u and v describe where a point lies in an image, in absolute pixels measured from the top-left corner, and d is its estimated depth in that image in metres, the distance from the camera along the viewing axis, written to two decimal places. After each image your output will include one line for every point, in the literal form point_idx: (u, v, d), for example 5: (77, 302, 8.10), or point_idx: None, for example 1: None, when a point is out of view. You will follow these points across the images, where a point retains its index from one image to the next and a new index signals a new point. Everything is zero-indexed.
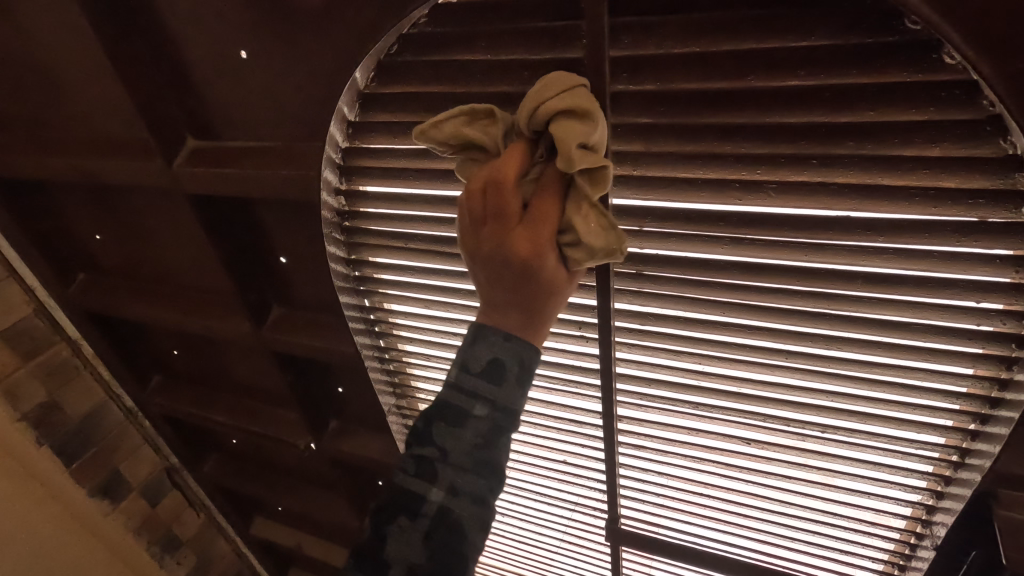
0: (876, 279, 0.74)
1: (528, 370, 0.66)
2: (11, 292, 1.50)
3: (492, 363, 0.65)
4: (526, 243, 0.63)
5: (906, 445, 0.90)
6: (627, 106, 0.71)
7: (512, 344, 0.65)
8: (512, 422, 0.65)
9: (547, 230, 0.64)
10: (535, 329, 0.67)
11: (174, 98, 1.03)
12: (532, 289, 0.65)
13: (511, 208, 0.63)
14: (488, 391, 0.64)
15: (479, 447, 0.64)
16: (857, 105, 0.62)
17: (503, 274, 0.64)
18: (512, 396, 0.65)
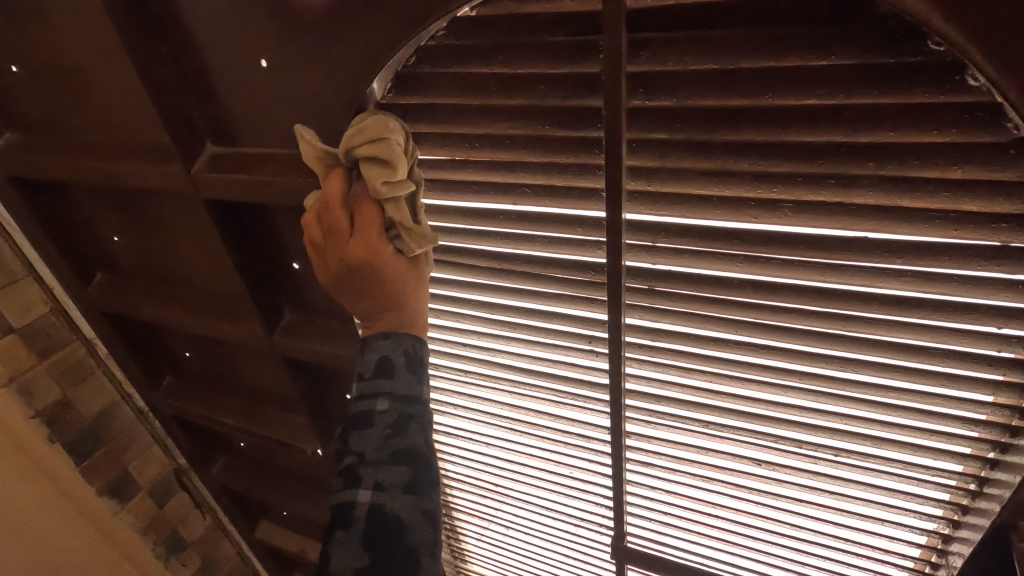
0: (893, 302, 0.73)
1: (415, 358, 0.84)
2: (31, 291, 1.52)
3: (382, 359, 0.82)
4: (362, 249, 0.77)
5: (923, 472, 0.88)
6: (643, 121, 0.71)
7: (393, 340, 0.83)
8: (417, 408, 0.81)
9: (373, 235, 0.77)
10: (415, 325, 0.85)
11: (195, 104, 1.05)
12: (387, 286, 0.80)
13: (341, 227, 0.77)
14: (383, 383, 0.80)
15: (390, 435, 0.78)
16: (877, 126, 0.61)
17: (358, 280, 0.79)
18: (405, 381, 0.81)
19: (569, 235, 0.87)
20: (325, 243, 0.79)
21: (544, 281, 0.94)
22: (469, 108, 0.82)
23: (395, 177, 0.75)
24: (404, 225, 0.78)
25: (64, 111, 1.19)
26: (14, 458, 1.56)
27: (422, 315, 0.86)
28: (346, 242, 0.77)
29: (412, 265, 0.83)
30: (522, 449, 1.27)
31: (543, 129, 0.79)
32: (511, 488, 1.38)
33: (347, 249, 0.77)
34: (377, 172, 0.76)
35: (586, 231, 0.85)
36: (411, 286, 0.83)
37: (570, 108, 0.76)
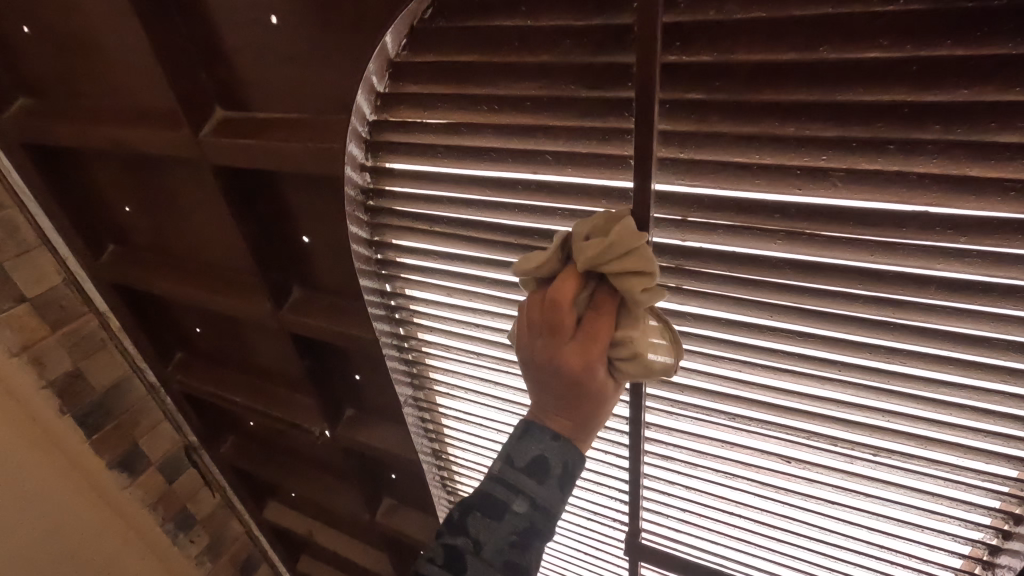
0: (951, 285, 0.66)
1: (571, 472, 0.73)
2: (44, 262, 1.49)
3: (539, 460, 0.72)
4: (579, 357, 0.69)
5: (973, 477, 0.81)
6: (679, 80, 0.65)
7: (562, 444, 0.72)
8: (546, 524, 0.73)
9: (597, 346, 0.69)
10: (584, 437, 0.74)
11: (205, 65, 1.01)
12: (563, 398, 0.71)
13: (564, 328, 0.69)
14: (530, 487, 0.72)
15: (507, 543, 0.72)
16: (947, 83, 0.55)
17: (552, 385, 0.70)
18: (551, 491, 0.72)
19: (592, 208, 0.81)
20: (538, 332, 0.71)
21: None
22: (488, 66, 0.76)
23: (529, 266, 0.72)
24: (631, 326, 0.71)
25: (74, 73, 1.15)
26: (28, 426, 1.54)
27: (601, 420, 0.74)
28: (565, 344, 0.70)
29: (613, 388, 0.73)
30: None
31: (567, 89, 0.73)
32: None
33: (562, 355, 0.69)
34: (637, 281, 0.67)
35: (612, 204, 0.79)
36: (598, 405, 0.72)
37: (598, 66, 0.70)
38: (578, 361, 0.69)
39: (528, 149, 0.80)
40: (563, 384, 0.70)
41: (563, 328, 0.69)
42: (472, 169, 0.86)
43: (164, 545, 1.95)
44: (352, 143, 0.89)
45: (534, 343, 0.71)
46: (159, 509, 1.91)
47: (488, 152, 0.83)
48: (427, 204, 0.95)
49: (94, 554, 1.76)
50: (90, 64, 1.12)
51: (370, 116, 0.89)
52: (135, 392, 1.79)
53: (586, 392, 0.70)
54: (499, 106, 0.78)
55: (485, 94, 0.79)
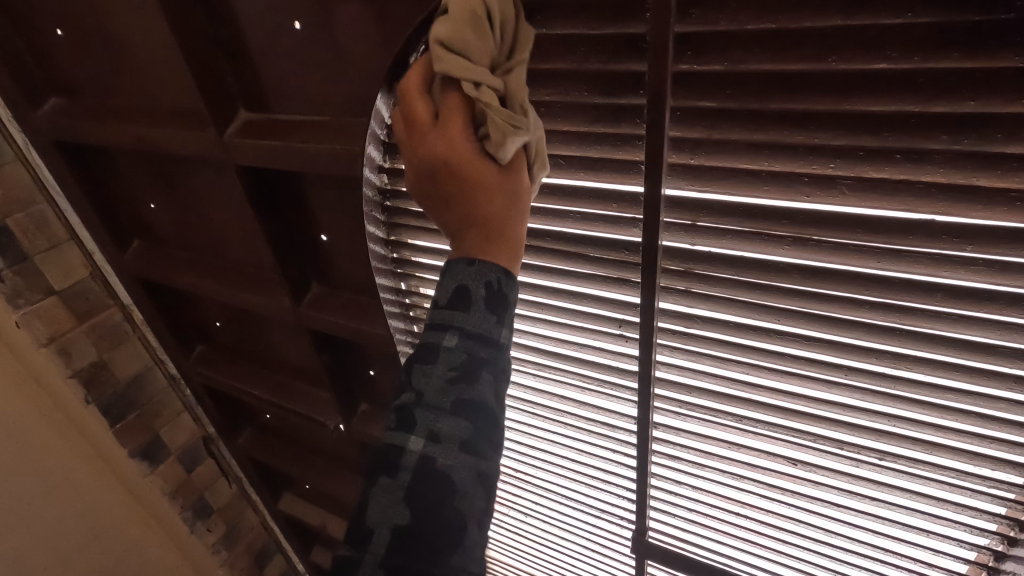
0: (959, 293, 0.67)
1: (498, 290, 0.64)
2: (72, 256, 1.54)
3: (461, 289, 0.63)
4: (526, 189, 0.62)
5: (977, 483, 0.82)
6: (690, 89, 0.66)
7: (478, 268, 0.64)
8: (491, 352, 0.62)
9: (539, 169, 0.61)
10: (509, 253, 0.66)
11: (230, 68, 1.04)
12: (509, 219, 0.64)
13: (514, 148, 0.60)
14: (460, 318, 0.62)
15: (452, 379, 0.60)
16: (954, 94, 0.56)
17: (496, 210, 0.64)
18: (481, 318, 0.62)
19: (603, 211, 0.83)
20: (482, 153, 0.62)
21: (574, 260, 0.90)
22: None
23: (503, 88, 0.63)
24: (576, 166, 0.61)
25: (104, 74, 1.19)
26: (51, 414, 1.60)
27: (521, 244, 0.68)
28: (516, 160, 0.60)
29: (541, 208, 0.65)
30: (543, 434, 1.23)
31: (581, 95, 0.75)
32: (531, 475, 1.35)
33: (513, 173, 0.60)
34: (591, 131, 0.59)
35: (623, 208, 0.81)
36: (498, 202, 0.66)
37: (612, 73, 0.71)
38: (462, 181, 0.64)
39: None
40: (439, 181, 0.65)
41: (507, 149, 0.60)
42: None
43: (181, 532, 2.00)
44: (371, 148, 0.92)
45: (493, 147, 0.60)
46: (177, 498, 1.95)
47: None
48: None
49: (110, 540, 1.82)
50: (120, 65, 1.16)
51: (388, 120, 0.92)
52: (156, 383, 1.84)
53: (472, 202, 0.65)
54: None
55: None
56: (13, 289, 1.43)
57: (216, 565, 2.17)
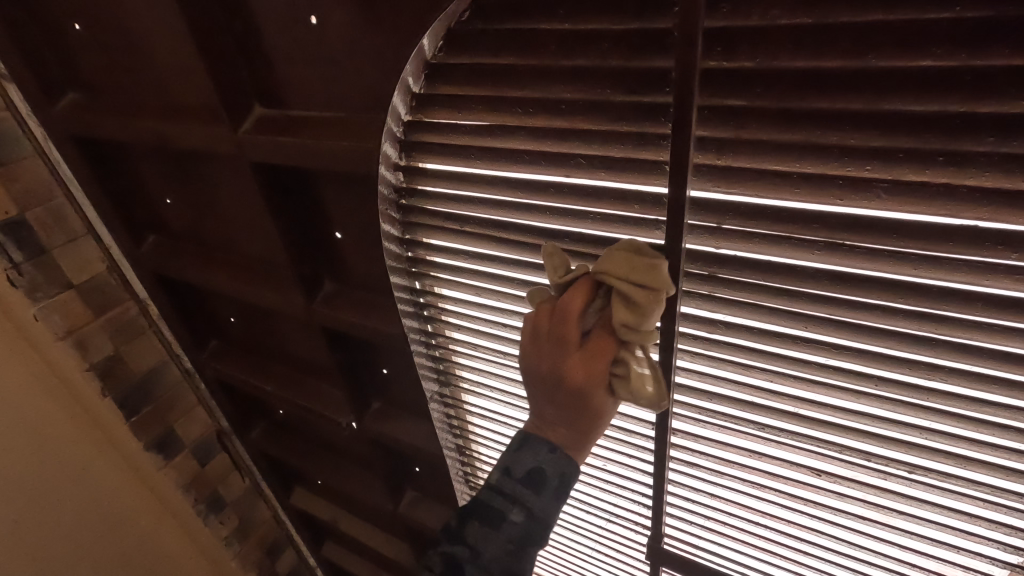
0: (1000, 303, 0.64)
1: (566, 482, 0.80)
2: (89, 250, 1.55)
3: (536, 470, 0.80)
4: (581, 368, 0.74)
5: (1014, 500, 0.79)
6: (718, 87, 0.63)
7: (557, 457, 0.79)
8: (544, 535, 0.81)
9: (593, 362, 0.74)
10: (578, 449, 0.79)
11: (246, 64, 1.03)
12: (577, 411, 0.77)
13: (572, 340, 0.74)
14: (531, 499, 0.80)
15: (510, 546, 0.80)
16: (1002, 93, 0.53)
17: (557, 395, 0.76)
18: (549, 502, 0.80)
19: (624, 212, 0.81)
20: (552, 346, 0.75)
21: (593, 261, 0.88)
22: (525, 69, 0.76)
23: (628, 310, 0.71)
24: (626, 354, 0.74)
25: (122, 70, 1.19)
26: (69, 406, 1.62)
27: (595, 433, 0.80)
28: (569, 356, 0.74)
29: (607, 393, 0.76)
30: None
31: (603, 93, 0.73)
32: None
33: (567, 363, 0.74)
34: (626, 314, 0.71)
35: (645, 209, 0.78)
36: (596, 401, 0.76)
37: (636, 70, 0.69)
38: (577, 377, 0.74)
39: (560, 152, 0.80)
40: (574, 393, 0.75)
41: (571, 337, 0.74)
42: (506, 171, 0.87)
43: (194, 525, 2.02)
44: (387, 143, 0.90)
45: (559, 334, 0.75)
46: (191, 491, 1.98)
47: (522, 154, 0.83)
48: (459, 204, 0.95)
49: (128, 531, 1.84)
50: (137, 60, 1.15)
51: (405, 117, 0.90)
52: (171, 377, 1.85)
53: (584, 402, 0.76)
54: (533, 108, 0.78)
55: (519, 97, 0.79)
56: (31, 283, 1.44)
57: (229, 558, 2.18)
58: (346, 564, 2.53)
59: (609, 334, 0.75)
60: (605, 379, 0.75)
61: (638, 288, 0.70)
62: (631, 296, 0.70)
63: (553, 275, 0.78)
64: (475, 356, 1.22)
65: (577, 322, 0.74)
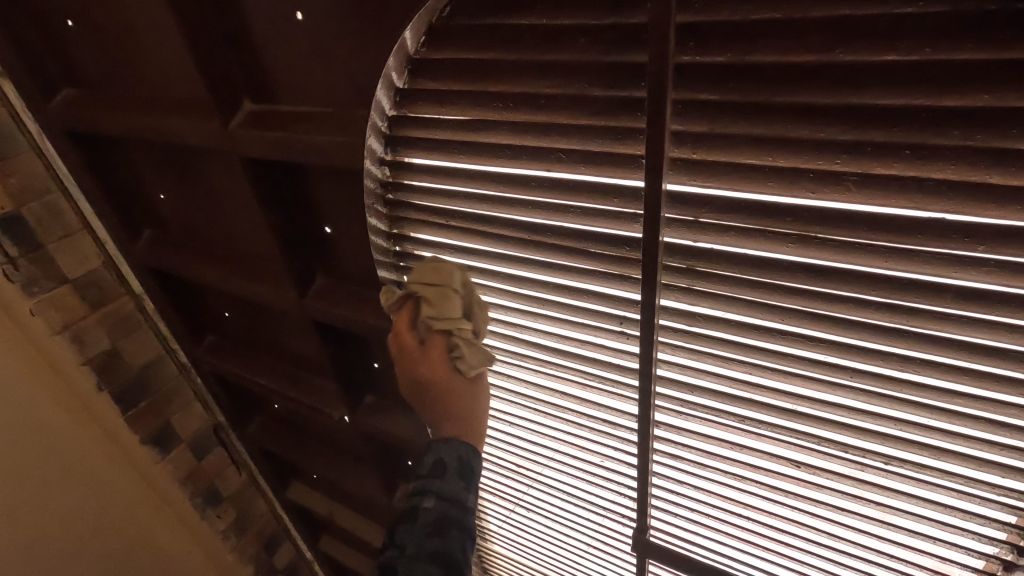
0: (969, 295, 0.65)
1: (466, 463, 0.93)
2: (85, 245, 1.56)
3: (500, 494, 0.90)
4: (428, 368, 0.93)
5: (987, 490, 0.80)
6: (691, 81, 0.64)
7: (505, 483, 0.91)
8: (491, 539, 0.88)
9: (439, 360, 0.93)
10: (472, 434, 0.96)
11: (235, 59, 1.04)
12: (441, 405, 0.96)
13: (415, 350, 0.94)
14: (434, 483, 0.90)
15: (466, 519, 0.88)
16: (967, 86, 0.54)
17: (428, 395, 0.95)
18: (452, 485, 0.90)
19: (604, 206, 0.82)
20: (403, 360, 0.94)
21: (575, 255, 0.89)
22: (505, 64, 0.77)
23: None
24: (462, 343, 0.93)
25: (114, 66, 1.20)
26: (66, 400, 1.64)
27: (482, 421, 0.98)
28: (419, 361, 0.93)
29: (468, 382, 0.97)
30: (546, 432, 1.22)
31: (581, 88, 0.74)
32: (535, 471, 1.34)
33: (422, 367, 0.93)
34: None
35: (624, 203, 0.79)
36: (450, 391, 0.95)
37: (613, 65, 0.70)
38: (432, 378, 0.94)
39: (541, 147, 0.81)
40: (423, 389, 0.95)
41: (409, 348, 0.94)
42: (489, 166, 0.88)
43: (192, 518, 2.04)
44: (372, 137, 0.91)
45: (402, 351, 0.94)
46: (188, 484, 1.99)
47: (504, 149, 0.84)
48: (444, 198, 0.96)
49: (124, 524, 1.85)
50: (129, 56, 1.16)
51: (390, 111, 0.91)
52: (168, 372, 1.86)
53: (446, 399, 0.95)
54: (514, 103, 0.80)
55: (500, 92, 0.80)
56: (29, 277, 1.45)
57: (226, 551, 2.20)
58: (343, 558, 2.55)
59: (445, 338, 0.93)
60: (449, 370, 0.95)
61: None
62: None
63: (454, 306, 0.90)
64: None
65: (411, 333, 0.93)
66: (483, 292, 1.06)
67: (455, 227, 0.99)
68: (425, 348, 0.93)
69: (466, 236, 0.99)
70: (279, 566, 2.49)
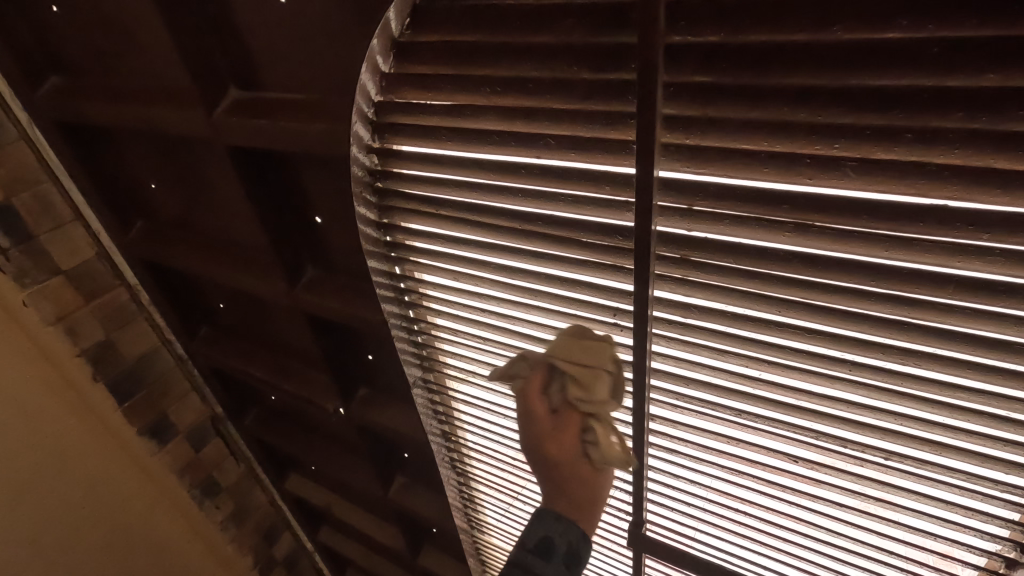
0: (971, 285, 0.62)
1: (574, 553, 0.83)
2: (77, 236, 1.54)
3: (543, 541, 0.83)
4: (556, 446, 0.83)
5: (990, 487, 0.78)
6: (683, 62, 0.61)
7: (564, 525, 0.84)
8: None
9: (569, 437, 0.84)
10: (584, 518, 0.84)
11: (219, 45, 1.01)
12: (561, 483, 0.84)
13: (566, 434, 0.83)
14: (536, 566, 0.82)
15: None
16: (973, 66, 0.51)
17: (544, 470, 0.84)
18: (499, 530, 0.87)
19: (595, 194, 0.79)
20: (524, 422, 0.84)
21: (566, 245, 0.87)
22: (493, 47, 0.74)
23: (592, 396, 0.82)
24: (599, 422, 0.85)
25: (97, 52, 1.17)
26: (64, 393, 1.63)
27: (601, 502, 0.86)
28: (542, 437, 0.83)
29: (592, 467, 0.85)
30: None
31: (571, 71, 0.71)
32: None
33: (544, 443, 0.83)
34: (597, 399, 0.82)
35: (616, 190, 0.77)
36: (581, 481, 0.84)
37: (603, 47, 0.67)
38: (555, 450, 0.83)
39: (530, 133, 0.78)
40: (549, 472, 0.84)
41: (544, 424, 0.83)
42: (477, 153, 0.85)
43: (189, 509, 2.05)
44: (358, 123, 0.88)
45: (533, 430, 0.83)
46: (186, 475, 2.00)
47: (493, 136, 0.81)
48: (433, 187, 0.93)
49: (122, 519, 1.85)
50: (112, 42, 1.13)
51: (375, 97, 0.88)
52: (164, 364, 1.84)
53: (578, 484, 0.84)
54: (502, 88, 0.77)
55: (487, 76, 0.77)
56: (19, 268, 1.44)
57: (225, 542, 2.21)
58: (342, 549, 2.55)
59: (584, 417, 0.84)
60: (580, 448, 0.84)
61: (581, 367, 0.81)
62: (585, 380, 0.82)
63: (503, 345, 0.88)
64: (457, 342, 1.20)
65: (543, 403, 0.83)
66: (475, 282, 1.04)
67: (446, 217, 0.97)
68: (557, 420, 0.83)
69: (456, 226, 0.97)
70: (279, 557, 2.50)
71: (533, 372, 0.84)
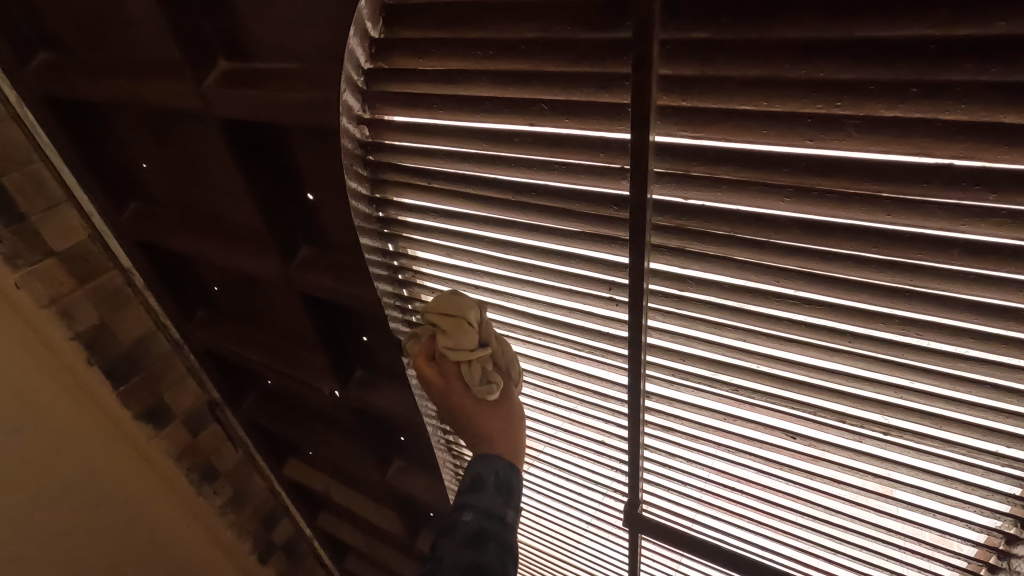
0: (975, 249, 0.61)
1: (503, 479, 0.94)
2: (69, 217, 1.52)
3: (474, 478, 0.92)
4: (444, 389, 0.98)
5: (991, 461, 0.77)
6: (680, 18, 0.59)
7: (490, 460, 0.95)
8: (497, 524, 0.87)
9: (457, 388, 0.97)
10: (512, 451, 0.98)
11: (206, 13, 0.99)
12: (467, 425, 1.00)
13: (447, 383, 0.98)
14: (471, 496, 0.89)
15: (473, 533, 0.85)
16: (983, 15, 0.49)
17: (461, 417, 1.00)
18: (486, 497, 0.89)
19: (590, 162, 0.77)
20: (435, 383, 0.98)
21: (561, 217, 0.85)
22: (484, 8, 0.72)
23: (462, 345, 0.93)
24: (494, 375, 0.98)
25: (83, 24, 1.15)
26: (59, 376, 1.62)
27: (518, 438, 1.02)
28: (446, 390, 0.98)
29: (493, 405, 1.00)
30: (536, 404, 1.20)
31: (565, 31, 0.69)
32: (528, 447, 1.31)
33: (451, 396, 0.98)
34: (463, 351, 0.94)
35: (611, 158, 0.75)
36: (489, 428, 0.99)
37: (597, 4, 0.65)
38: (463, 405, 0.98)
39: (523, 99, 0.76)
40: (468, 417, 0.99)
41: (432, 374, 0.99)
42: (470, 122, 0.83)
43: (188, 494, 2.04)
44: (348, 92, 0.86)
45: (428, 376, 0.99)
46: (184, 460, 2.00)
47: (486, 103, 0.79)
48: (425, 159, 0.91)
49: (118, 502, 1.84)
50: (98, 14, 1.11)
51: (366, 65, 0.86)
52: (160, 348, 1.83)
53: (489, 442, 0.98)
54: (494, 51, 0.75)
55: (479, 39, 0.75)
56: (11, 249, 1.42)
57: (224, 527, 2.21)
58: (341, 535, 2.55)
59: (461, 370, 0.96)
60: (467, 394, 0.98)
61: (445, 317, 0.92)
62: (450, 329, 0.93)
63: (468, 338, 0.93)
64: None
65: (428, 360, 0.99)
66: (469, 259, 1.02)
67: (439, 190, 0.94)
68: (445, 369, 0.98)
69: (450, 199, 0.95)
70: (278, 542, 2.50)
71: (431, 338, 0.99)
